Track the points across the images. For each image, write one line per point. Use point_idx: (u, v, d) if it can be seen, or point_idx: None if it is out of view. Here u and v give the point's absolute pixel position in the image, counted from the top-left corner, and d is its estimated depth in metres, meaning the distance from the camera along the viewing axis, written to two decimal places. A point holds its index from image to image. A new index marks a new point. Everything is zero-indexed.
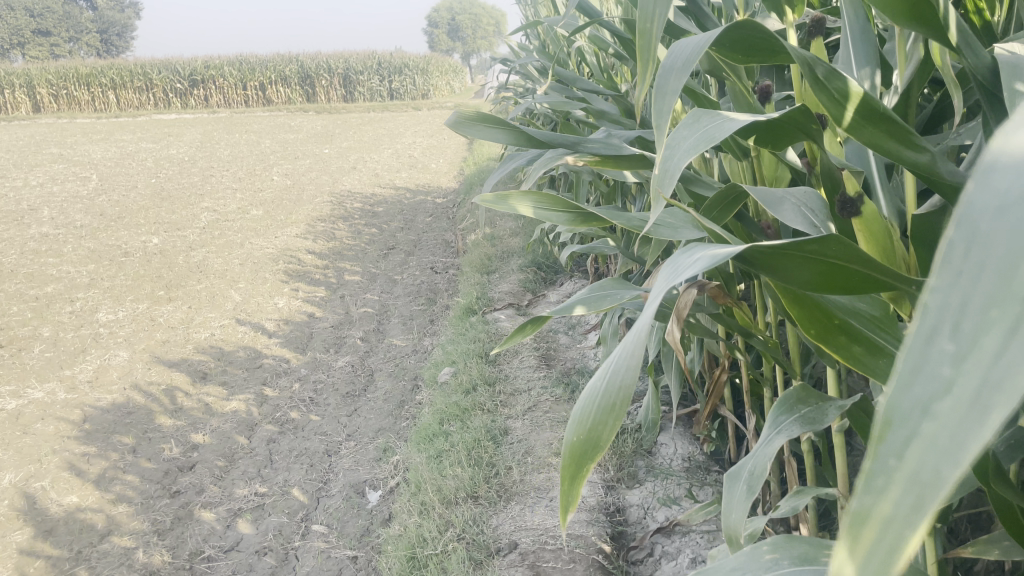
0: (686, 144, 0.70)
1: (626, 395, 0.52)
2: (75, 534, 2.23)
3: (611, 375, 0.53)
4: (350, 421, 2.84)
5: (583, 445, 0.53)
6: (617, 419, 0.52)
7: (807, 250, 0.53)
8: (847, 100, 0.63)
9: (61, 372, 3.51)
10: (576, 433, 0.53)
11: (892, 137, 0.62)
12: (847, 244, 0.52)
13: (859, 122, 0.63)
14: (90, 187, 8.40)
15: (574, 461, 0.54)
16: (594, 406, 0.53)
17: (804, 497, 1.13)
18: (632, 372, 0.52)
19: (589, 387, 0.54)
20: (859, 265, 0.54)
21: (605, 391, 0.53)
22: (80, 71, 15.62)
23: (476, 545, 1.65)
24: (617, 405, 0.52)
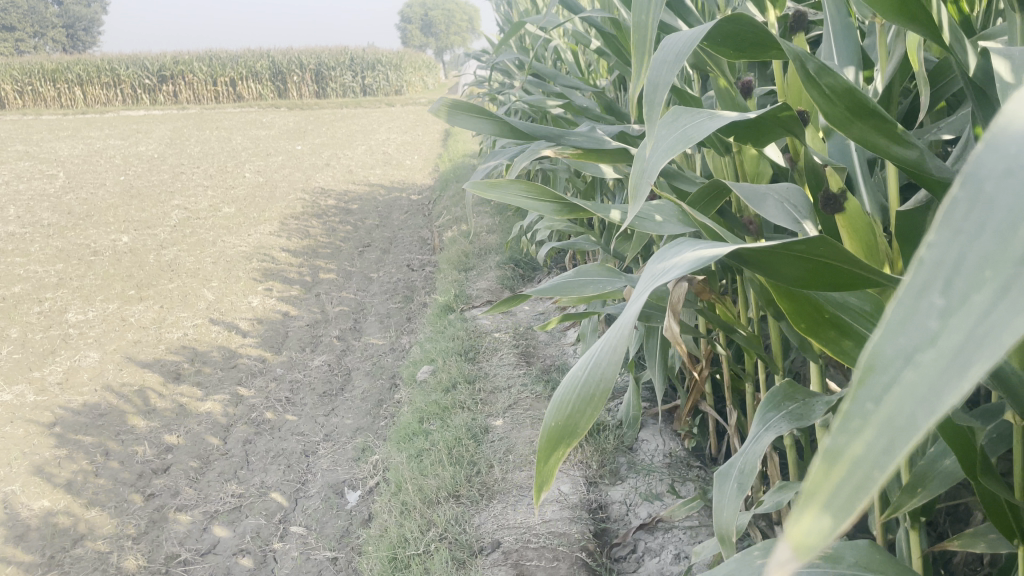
0: (664, 145, 0.68)
1: (605, 387, 0.49)
2: (47, 539, 2.19)
3: (592, 362, 0.50)
4: (328, 421, 2.81)
5: (561, 430, 0.51)
6: (595, 409, 0.49)
7: (793, 249, 0.52)
8: (838, 98, 0.62)
9: (30, 374, 3.44)
10: (555, 418, 0.51)
11: (880, 132, 0.62)
12: (837, 243, 0.51)
13: (848, 118, 0.62)
14: (57, 185, 8.24)
15: (551, 443, 0.51)
16: (574, 392, 0.50)
17: (788, 492, 1.14)
18: (614, 364, 0.48)
19: (569, 373, 0.51)
20: (848, 264, 0.52)
21: (584, 379, 0.50)
22: (46, 67, 15.35)
23: (458, 545, 1.64)
24: (596, 395, 0.49)
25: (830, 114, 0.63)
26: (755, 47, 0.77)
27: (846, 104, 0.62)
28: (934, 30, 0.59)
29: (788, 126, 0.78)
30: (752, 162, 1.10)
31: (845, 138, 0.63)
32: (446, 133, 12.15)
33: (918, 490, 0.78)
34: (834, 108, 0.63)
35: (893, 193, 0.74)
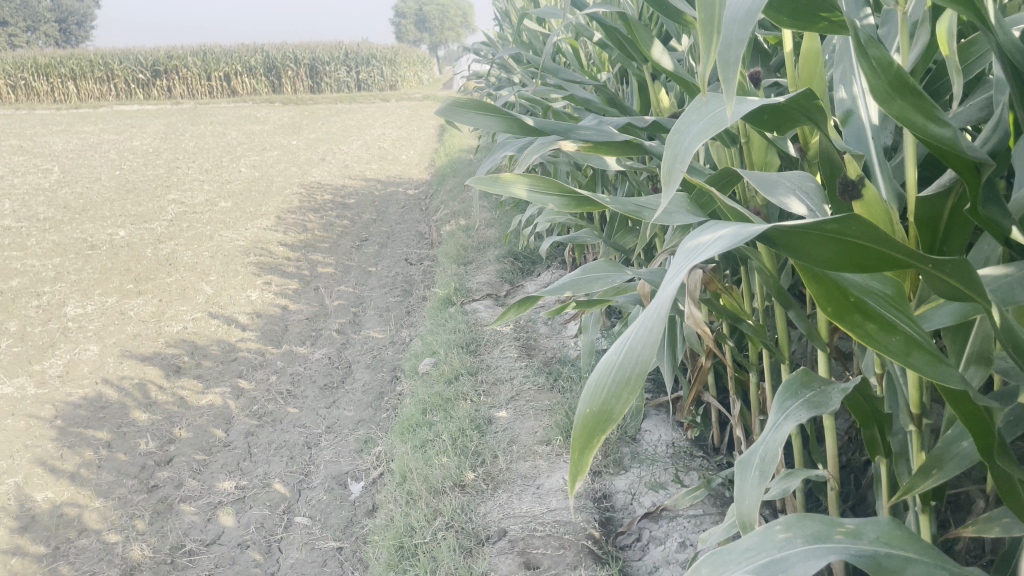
0: (697, 127, 0.72)
1: (640, 371, 0.52)
2: (53, 530, 2.20)
3: (626, 351, 0.54)
4: (329, 413, 2.83)
5: (597, 416, 0.54)
6: (630, 394, 0.53)
7: (826, 228, 0.55)
8: (883, 72, 0.65)
9: (30, 367, 3.44)
10: (590, 404, 0.54)
11: (916, 109, 0.65)
12: (869, 222, 0.54)
13: (889, 93, 0.65)
14: (51, 179, 8.22)
15: (586, 430, 0.55)
16: (608, 379, 0.54)
17: (794, 479, 1.16)
18: (649, 349, 0.52)
19: (603, 359, 0.55)
20: (877, 244, 0.56)
21: (620, 364, 0.53)
22: (39, 61, 15.31)
23: (465, 533, 1.65)
24: (631, 380, 0.53)
25: (873, 87, 0.65)
26: (812, 18, 0.76)
27: (889, 80, 0.65)
28: (979, 12, 0.59)
29: (809, 114, 0.79)
30: (760, 152, 1.11)
31: (887, 113, 0.65)
32: (442, 128, 12.15)
33: (931, 473, 0.81)
34: (877, 82, 0.65)
35: (910, 175, 0.75)
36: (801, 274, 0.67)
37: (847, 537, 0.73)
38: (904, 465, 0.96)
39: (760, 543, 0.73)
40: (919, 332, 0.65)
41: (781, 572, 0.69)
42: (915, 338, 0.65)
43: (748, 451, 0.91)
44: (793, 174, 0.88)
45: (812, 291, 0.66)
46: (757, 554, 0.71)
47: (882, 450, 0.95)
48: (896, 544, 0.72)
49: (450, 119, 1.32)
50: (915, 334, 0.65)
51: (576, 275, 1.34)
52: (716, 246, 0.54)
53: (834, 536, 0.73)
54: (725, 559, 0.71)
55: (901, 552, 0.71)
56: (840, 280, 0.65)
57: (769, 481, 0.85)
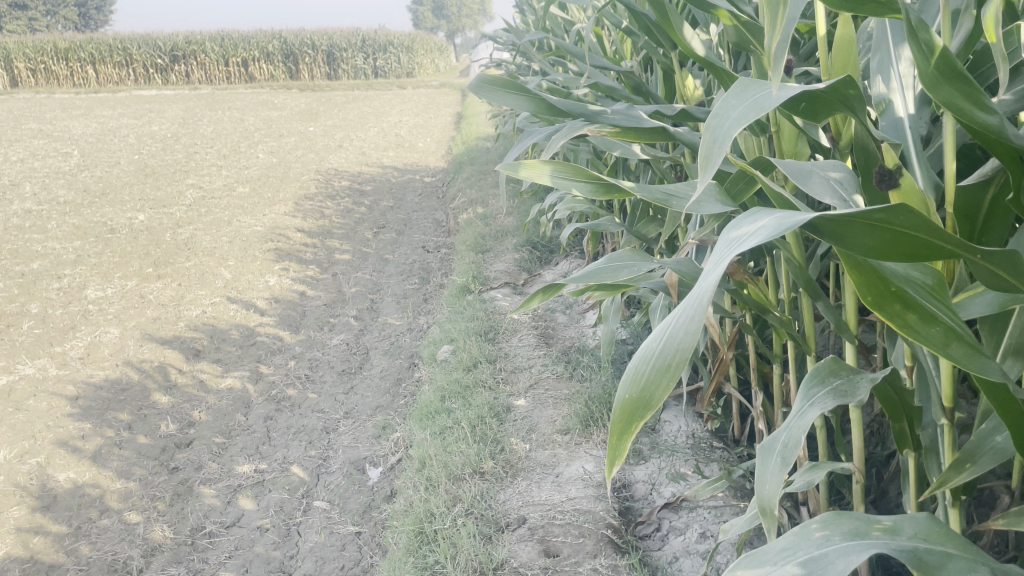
0: (735, 113, 0.70)
1: (680, 360, 0.52)
2: (74, 509, 2.22)
3: (667, 338, 0.53)
4: (347, 398, 2.84)
5: (636, 401, 0.55)
6: (670, 381, 0.53)
7: (871, 217, 0.54)
8: (931, 56, 0.64)
9: (51, 348, 3.47)
10: (631, 389, 0.55)
11: (966, 97, 0.63)
12: (918, 212, 0.52)
13: (937, 79, 0.64)
14: (71, 163, 8.28)
15: (626, 415, 0.56)
16: (648, 364, 0.54)
17: (819, 472, 1.15)
18: (690, 337, 0.51)
19: (643, 344, 0.55)
20: (924, 234, 0.55)
21: (660, 351, 0.53)
22: (59, 46, 15.41)
23: (485, 520, 1.66)
24: (671, 366, 0.53)
25: (920, 74, 0.64)
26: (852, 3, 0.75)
27: (939, 66, 0.63)
28: None
29: (849, 103, 0.79)
30: (789, 140, 1.09)
31: (932, 98, 0.64)
32: (459, 116, 12.12)
33: (964, 466, 0.80)
34: (926, 67, 0.64)
35: (949, 162, 0.73)
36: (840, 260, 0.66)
37: (885, 533, 0.72)
38: (934, 461, 0.95)
39: (797, 543, 0.72)
40: (958, 323, 0.64)
41: (821, 571, 0.68)
42: (955, 329, 0.64)
43: (770, 437, 0.90)
44: (826, 163, 0.87)
45: (851, 279, 0.65)
46: (795, 554, 0.71)
47: (911, 443, 0.95)
48: (935, 540, 0.72)
49: (483, 97, 1.36)
50: (955, 326, 0.64)
51: (602, 262, 1.34)
52: (764, 234, 0.53)
53: (872, 532, 0.72)
54: (761, 561, 0.71)
55: (942, 548, 0.71)
56: (881, 270, 0.64)
57: (791, 467, 0.84)
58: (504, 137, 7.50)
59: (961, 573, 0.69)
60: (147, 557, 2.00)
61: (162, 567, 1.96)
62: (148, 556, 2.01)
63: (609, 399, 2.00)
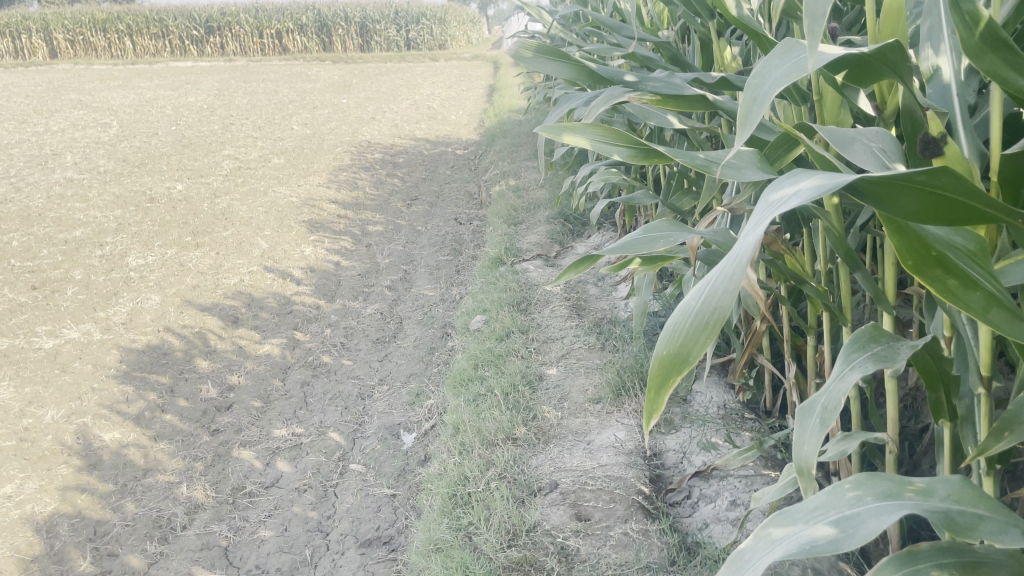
0: (779, 72, 0.71)
1: (719, 318, 0.54)
2: (119, 468, 2.29)
3: (706, 297, 0.55)
4: (382, 365, 2.89)
5: (675, 357, 0.57)
6: (709, 338, 0.55)
7: (915, 179, 0.55)
8: (975, 26, 0.64)
9: (96, 313, 3.56)
10: (669, 345, 0.57)
11: (1009, 65, 0.64)
12: (961, 175, 0.53)
13: (982, 48, 0.64)
14: (111, 133, 8.41)
15: (664, 368, 0.58)
16: (687, 321, 0.56)
17: (852, 441, 1.16)
18: (728, 297, 0.53)
19: (682, 302, 0.57)
20: (962, 198, 0.56)
21: (698, 310, 0.55)
22: (97, 16, 15.58)
23: (518, 484, 1.69)
24: (709, 324, 0.55)
25: (964, 43, 0.65)
26: None
27: (983, 34, 0.64)
28: None
29: (894, 70, 0.78)
30: (832, 108, 1.08)
31: (976, 69, 0.65)
32: (491, 89, 12.06)
33: (1002, 435, 0.80)
34: (969, 36, 0.64)
35: (995, 133, 0.72)
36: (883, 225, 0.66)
37: (917, 494, 0.74)
38: (969, 430, 0.96)
39: (829, 501, 0.74)
40: (998, 289, 0.65)
41: (851, 529, 0.70)
42: (995, 295, 0.65)
43: (810, 398, 0.91)
44: (870, 131, 0.87)
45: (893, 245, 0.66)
46: (827, 511, 0.73)
47: (946, 413, 0.96)
48: (968, 501, 0.73)
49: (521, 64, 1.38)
50: (995, 291, 0.65)
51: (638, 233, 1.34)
52: (803, 198, 0.54)
53: (905, 494, 0.74)
54: (793, 517, 0.73)
55: (974, 510, 0.72)
56: (920, 232, 0.65)
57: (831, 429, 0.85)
58: (536, 109, 7.47)
59: (992, 533, 0.70)
60: (190, 514, 2.07)
61: (205, 524, 2.03)
62: (191, 513, 2.08)
63: (641, 369, 2.02)
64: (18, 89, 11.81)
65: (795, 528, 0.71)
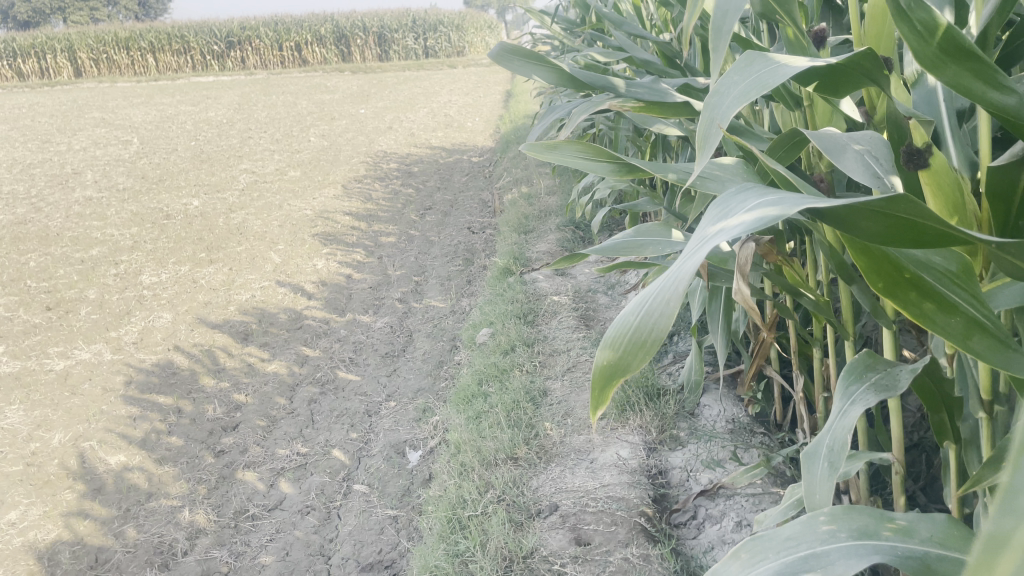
0: (737, 90, 0.66)
1: (657, 338, 0.49)
2: (123, 493, 2.28)
3: (644, 313, 0.50)
4: (390, 381, 2.85)
5: (614, 366, 0.52)
6: (645, 355, 0.51)
7: (872, 206, 0.51)
8: (932, 36, 0.59)
9: (107, 333, 3.56)
10: (607, 356, 0.52)
11: (976, 75, 0.59)
12: (921, 203, 0.49)
13: (942, 58, 0.59)
14: (131, 150, 8.49)
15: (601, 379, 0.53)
16: (625, 336, 0.51)
17: (857, 463, 1.08)
18: (665, 320, 0.49)
19: (619, 315, 0.51)
20: (933, 223, 0.51)
21: (636, 325, 0.50)
22: (119, 35, 15.79)
23: (517, 508, 1.65)
24: (646, 342, 0.50)
25: (922, 54, 0.60)
26: None
27: (941, 45, 0.59)
28: None
29: (871, 78, 0.74)
30: (823, 114, 1.02)
31: (941, 82, 0.59)
32: (508, 95, 12.01)
33: (1001, 464, 0.75)
34: (925, 47, 0.60)
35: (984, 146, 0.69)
36: (855, 248, 0.63)
37: (896, 534, 0.69)
38: (973, 453, 0.90)
39: (802, 534, 0.70)
40: (983, 315, 0.61)
41: (819, 568, 0.66)
42: (979, 321, 0.61)
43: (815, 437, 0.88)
44: (862, 135, 0.82)
45: (863, 267, 0.63)
46: (798, 545, 0.68)
47: (951, 434, 0.89)
48: (951, 544, 0.67)
49: (502, 65, 1.29)
50: (980, 318, 0.61)
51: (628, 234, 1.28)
52: (748, 226, 0.50)
53: (883, 533, 0.69)
54: (765, 546, 0.68)
55: (956, 555, 0.66)
56: (890, 252, 0.62)
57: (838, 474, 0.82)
58: None
59: None
60: (191, 539, 2.05)
61: (205, 550, 2.00)
62: (192, 538, 2.05)
63: (646, 383, 1.96)
64: (44, 109, 11.99)
65: (764, 561, 0.67)
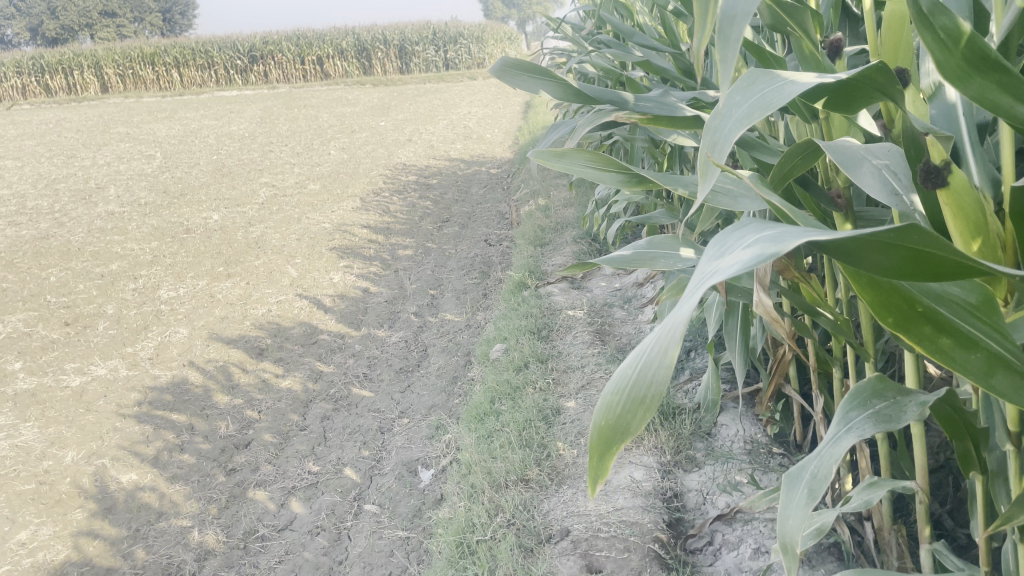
0: (740, 111, 0.62)
1: (657, 392, 0.44)
2: (134, 512, 2.26)
3: (642, 367, 0.45)
4: (403, 398, 2.82)
5: (614, 431, 0.46)
6: (646, 414, 0.45)
7: (882, 237, 0.49)
8: (955, 45, 0.55)
9: (124, 349, 3.56)
10: (604, 419, 0.47)
11: (1002, 89, 0.55)
12: (935, 232, 0.47)
13: (966, 72, 0.56)
14: (153, 165, 8.57)
15: (603, 441, 0.47)
16: (623, 392, 0.46)
17: (878, 491, 1.04)
18: (665, 371, 0.44)
19: (615, 371, 0.47)
20: (946, 254, 0.49)
21: (633, 381, 0.45)
22: (145, 51, 15.97)
23: (527, 532, 1.61)
24: (647, 398, 0.45)
25: (945, 66, 0.56)
26: None
27: (965, 53, 0.55)
28: None
29: (887, 91, 0.69)
30: (840, 127, 0.95)
31: (962, 95, 0.56)
32: (527, 106, 12.00)
33: None
34: (948, 59, 0.56)
35: (1008, 163, 0.64)
36: (860, 285, 0.61)
37: None
38: (1002, 488, 0.86)
39: None
40: (1005, 350, 0.57)
41: None
42: (1001, 357, 0.58)
43: (799, 462, 0.81)
44: (880, 147, 0.77)
45: (872, 305, 0.61)
46: None
47: (977, 465, 0.84)
48: None
49: (504, 80, 1.21)
50: (1003, 352, 0.58)
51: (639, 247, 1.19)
52: (743, 262, 0.47)
53: None
54: None
55: None
56: (900, 286, 0.60)
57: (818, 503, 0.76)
58: None
59: None
60: (199, 561, 2.03)
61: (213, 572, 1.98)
62: (201, 560, 2.03)
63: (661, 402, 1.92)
64: (70, 124, 12.15)
65: None
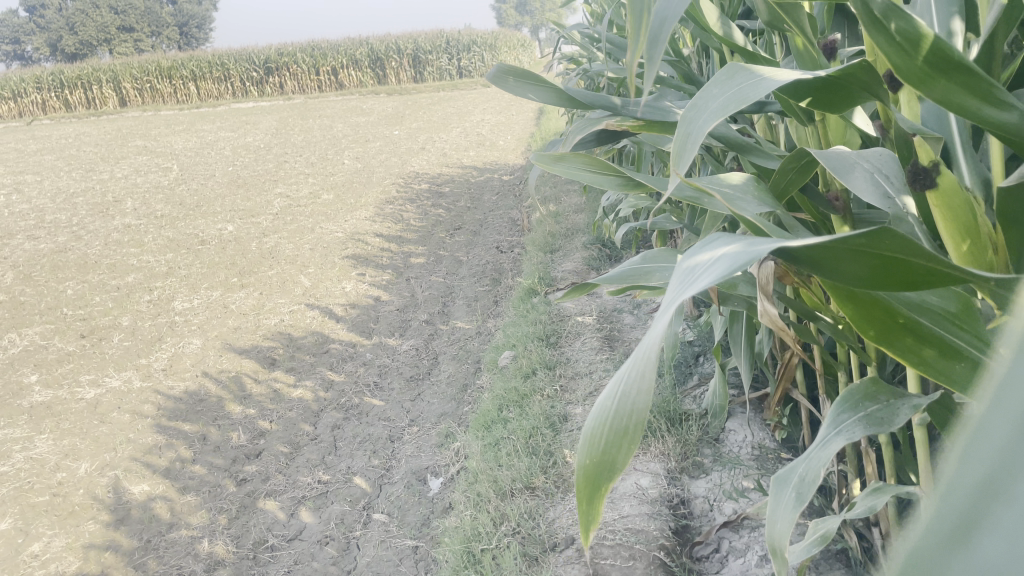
0: (715, 104, 0.63)
1: (640, 419, 0.43)
2: (145, 523, 2.28)
3: (622, 394, 0.44)
4: (414, 406, 2.82)
5: (598, 467, 0.45)
6: (631, 445, 0.44)
7: (856, 243, 0.49)
8: (915, 48, 0.55)
9: (138, 360, 3.59)
10: (587, 458, 0.45)
11: (966, 89, 0.55)
12: (906, 235, 0.47)
13: (929, 74, 0.56)
14: (170, 177, 8.64)
15: (589, 481, 0.46)
16: (604, 425, 0.45)
17: (883, 497, 1.02)
18: (646, 395, 0.43)
19: (595, 406, 0.46)
20: (919, 260, 0.49)
21: (614, 412, 0.44)
22: (162, 65, 16.11)
23: (532, 540, 1.60)
24: (629, 429, 0.44)
25: (905, 67, 0.56)
26: None
27: (927, 58, 0.55)
28: None
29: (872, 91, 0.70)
30: (836, 129, 0.95)
31: (926, 97, 0.56)
32: (540, 112, 12.00)
33: None
34: (910, 60, 0.56)
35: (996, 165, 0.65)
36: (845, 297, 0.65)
37: None
38: None
39: None
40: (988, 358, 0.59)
41: None
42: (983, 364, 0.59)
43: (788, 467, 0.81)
44: (873, 153, 0.76)
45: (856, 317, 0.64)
46: None
47: None
48: None
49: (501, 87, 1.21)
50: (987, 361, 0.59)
51: (634, 263, 1.19)
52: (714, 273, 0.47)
53: None
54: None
55: None
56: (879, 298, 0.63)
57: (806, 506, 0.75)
58: None
59: None
60: (209, 572, 2.04)
61: None
62: (211, 571, 2.04)
63: (670, 409, 1.91)
64: (89, 139, 12.29)
65: None
